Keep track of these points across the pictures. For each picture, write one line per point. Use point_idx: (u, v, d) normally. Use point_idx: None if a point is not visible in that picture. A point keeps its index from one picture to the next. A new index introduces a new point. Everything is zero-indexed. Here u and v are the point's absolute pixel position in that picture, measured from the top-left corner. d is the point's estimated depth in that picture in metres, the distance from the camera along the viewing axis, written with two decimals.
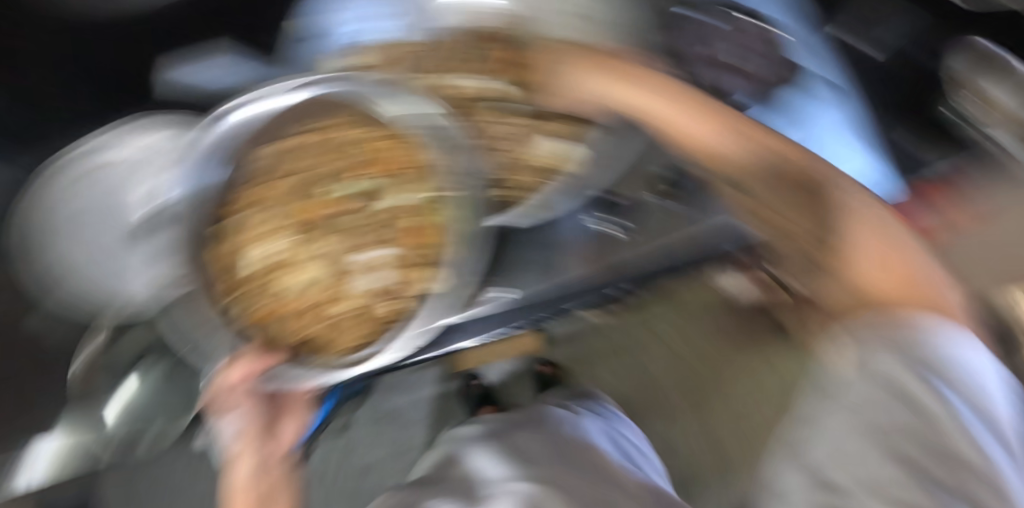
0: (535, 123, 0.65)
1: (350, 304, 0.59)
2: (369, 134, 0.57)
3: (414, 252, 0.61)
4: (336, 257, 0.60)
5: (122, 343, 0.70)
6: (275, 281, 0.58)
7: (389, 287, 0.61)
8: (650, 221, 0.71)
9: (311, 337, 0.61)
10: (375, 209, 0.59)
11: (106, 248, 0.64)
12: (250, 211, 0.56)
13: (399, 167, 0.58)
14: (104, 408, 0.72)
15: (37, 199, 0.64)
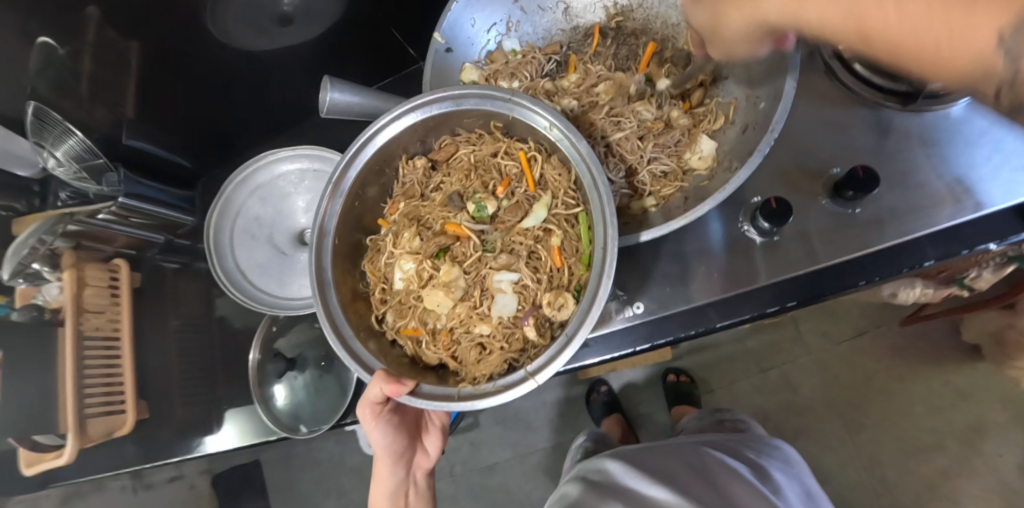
0: (674, 124, 0.57)
1: (486, 328, 0.53)
2: (508, 148, 0.56)
3: (555, 271, 0.54)
4: (475, 277, 0.55)
5: (287, 343, 0.86)
6: (422, 302, 0.55)
7: (526, 306, 0.53)
8: (822, 229, 0.55)
9: (447, 361, 0.53)
10: (518, 227, 0.56)
11: (272, 258, 0.79)
12: (399, 226, 0.57)
13: (535, 186, 0.55)
14: (272, 402, 0.83)
15: (217, 218, 0.78)
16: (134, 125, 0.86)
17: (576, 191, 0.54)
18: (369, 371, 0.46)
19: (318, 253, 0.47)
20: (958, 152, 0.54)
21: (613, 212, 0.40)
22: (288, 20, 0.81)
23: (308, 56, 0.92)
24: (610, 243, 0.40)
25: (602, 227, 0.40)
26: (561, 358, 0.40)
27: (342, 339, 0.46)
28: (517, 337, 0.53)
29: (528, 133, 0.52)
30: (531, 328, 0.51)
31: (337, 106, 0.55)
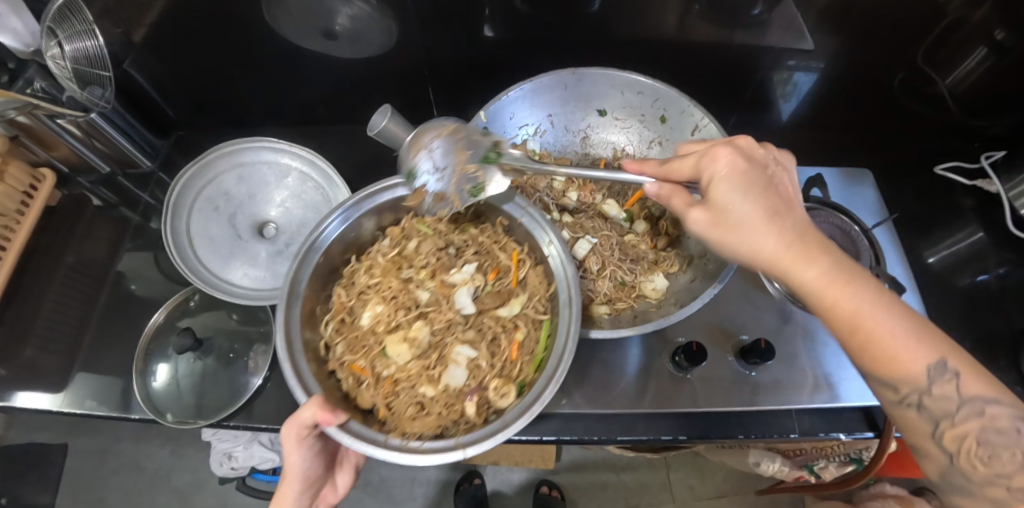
0: (641, 253, 0.68)
1: (431, 391, 0.56)
2: (499, 243, 0.63)
3: (507, 363, 0.57)
4: (435, 344, 0.59)
5: (201, 321, 0.81)
6: (380, 348, 0.58)
7: (473, 384, 0.56)
8: (722, 380, 0.65)
9: (378, 409, 0.55)
10: (494, 313, 0.61)
11: (226, 235, 0.77)
12: (370, 268, 0.62)
13: (516, 283, 0.61)
14: (154, 374, 0.76)
15: (197, 174, 0.77)
16: (139, 54, 0.85)
17: (548, 302, 0.59)
18: (305, 392, 0.49)
19: (300, 262, 0.54)
20: (832, 355, 0.68)
21: (577, 332, 0.50)
22: (334, 36, 0.83)
23: (334, 77, 0.93)
24: (566, 354, 0.49)
25: (567, 341, 0.50)
26: (497, 437, 0.46)
27: (290, 352, 0.50)
28: (456, 409, 0.55)
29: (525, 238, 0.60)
30: (471, 404, 0.54)
31: (385, 134, 0.59)
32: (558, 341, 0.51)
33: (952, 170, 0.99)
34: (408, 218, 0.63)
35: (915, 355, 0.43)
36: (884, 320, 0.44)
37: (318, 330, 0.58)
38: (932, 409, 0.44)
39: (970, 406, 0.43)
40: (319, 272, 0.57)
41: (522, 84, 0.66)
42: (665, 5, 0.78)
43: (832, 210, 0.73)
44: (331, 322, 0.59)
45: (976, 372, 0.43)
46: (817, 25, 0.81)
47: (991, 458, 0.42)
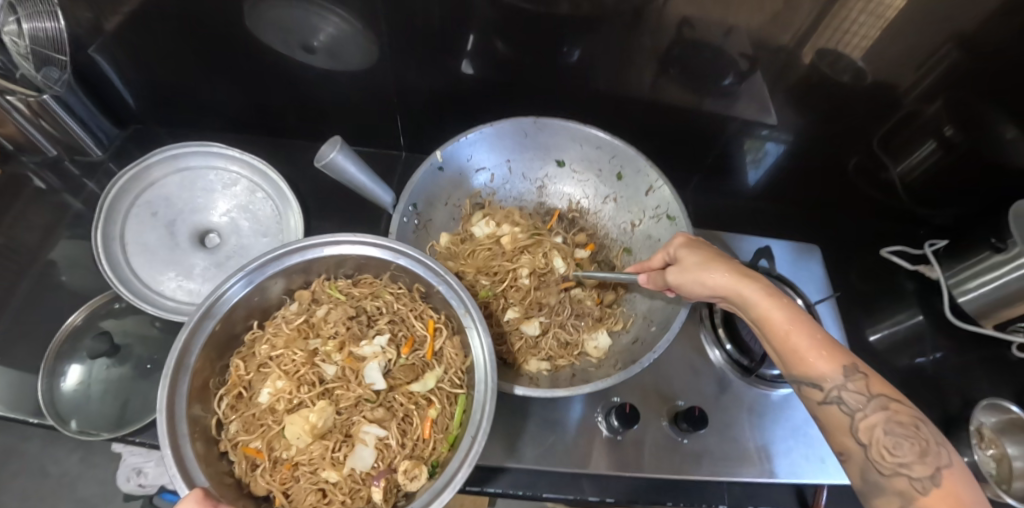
0: (580, 306, 0.68)
1: (334, 476, 0.54)
2: (417, 316, 0.62)
3: (417, 442, 0.56)
4: (337, 421, 0.56)
5: (124, 325, 0.76)
6: (277, 426, 0.55)
7: (381, 467, 0.54)
8: (654, 447, 0.64)
9: (275, 496, 0.53)
10: (407, 388, 0.59)
11: (161, 242, 0.73)
12: (273, 336, 0.59)
13: (431, 358, 0.60)
14: (63, 379, 0.70)
15: (135, 180, 0.74)
16: (106, 41, 0.82)
17: (466, 374, 0.58)
18: (186, 483, 0.43)
19: (192, 332, 0.48)
20: (772, 427, 0.68)
21: (491, 412, 0.46)
22: (312, 51, 0.83)
23: (310, 91, 0.92)
24: (478, 437, 0.45)
25: (479, 421, 0.46)
26: None
27: (173, 435, 0.45)
28: (361, 495, 0.54)
29: (442, 307, 0.60)
30: (377, 491, 0.52)
31: (332, 165, 0.63)
32: (471, 418, 0.47)
33: (895, 253, 1.04)
34: (317, 283, 0.61)
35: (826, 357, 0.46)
36: (810, 332, 0.47)
37: (212, 407, 0.54)
38: (848, 404, 0.45)
39: (877, 402, 0.44)
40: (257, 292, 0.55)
41: (481, 127, 0.66)
42: (639, 65, 0.81)
43: (777, 283, 0.75)
44: (225, 399, 0.55)
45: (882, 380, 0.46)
46: (782, 102, 0.85)
47: (896, 447, 0.42)
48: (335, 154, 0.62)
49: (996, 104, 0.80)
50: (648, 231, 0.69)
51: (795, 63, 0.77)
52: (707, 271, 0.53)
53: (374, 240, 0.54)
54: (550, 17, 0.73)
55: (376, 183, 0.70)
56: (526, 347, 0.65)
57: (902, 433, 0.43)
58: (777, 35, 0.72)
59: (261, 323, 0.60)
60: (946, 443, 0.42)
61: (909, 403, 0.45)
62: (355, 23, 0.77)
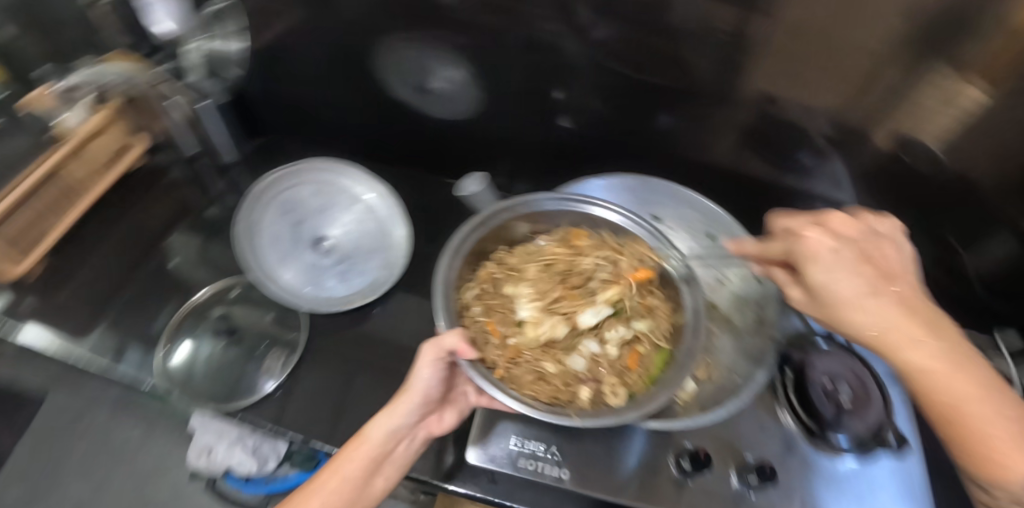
0: None
1: (554, 369, 0.62)
2: (643, 273, 0.68)
3: (626, 368, 0.63)
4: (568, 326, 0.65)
5: (232, 314, 0.86)
6: (520, 315, 0.66)
7: (590, 374, 0.63)
8: (719, 496, 0.66)
9: (499, 365, 0.61)
10: (631, 320, 0.65)
11: (288, 238, 0.83)
12: (527, 247, 0.71)
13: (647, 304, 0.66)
14: (179, 353, 0.81)
15: (279, 179, 0.85)
16: (256, 64, 0.96)
17: (668, 333, 0.63)
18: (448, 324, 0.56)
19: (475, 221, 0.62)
20: (835, 495, 0.68)
21: (692, 365, 0.54)
22: (424, 91, 0.94)
23: (417, 125, 1.03)
24: (677, 380, 0.54)
25: (687, 356, 0.55)
26: (605, 422, 0.50)
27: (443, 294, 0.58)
28: (571, 390, 0.61)
29: (658, 273, 0.65)
30: (586, 391, 0.60)
31: (471, 196, 0.71)
32: (679, 358, 0.56)
33: (972, 342, 0.99)
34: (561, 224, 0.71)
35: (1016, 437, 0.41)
36: (994, 405, 0.42)
37: (466, 285, 0.66)
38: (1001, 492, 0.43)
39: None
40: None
41: (588, 179, 0.76)
42: (723, 134, 0.87)
43: (848, 353, 0.76)
44: (477, 284, 0.67)
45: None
46: (856, 181, 0.89)
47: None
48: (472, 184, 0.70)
49: None
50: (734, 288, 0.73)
51: (871, 146, 0.82)
52: (829, 271, 0.48)
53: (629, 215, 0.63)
54: (648, 84, 0.82)
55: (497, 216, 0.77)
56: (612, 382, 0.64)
57: None
58: (856, 118, 0.78)
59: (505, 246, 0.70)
60: None
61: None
62: (468, 72, 0.88)
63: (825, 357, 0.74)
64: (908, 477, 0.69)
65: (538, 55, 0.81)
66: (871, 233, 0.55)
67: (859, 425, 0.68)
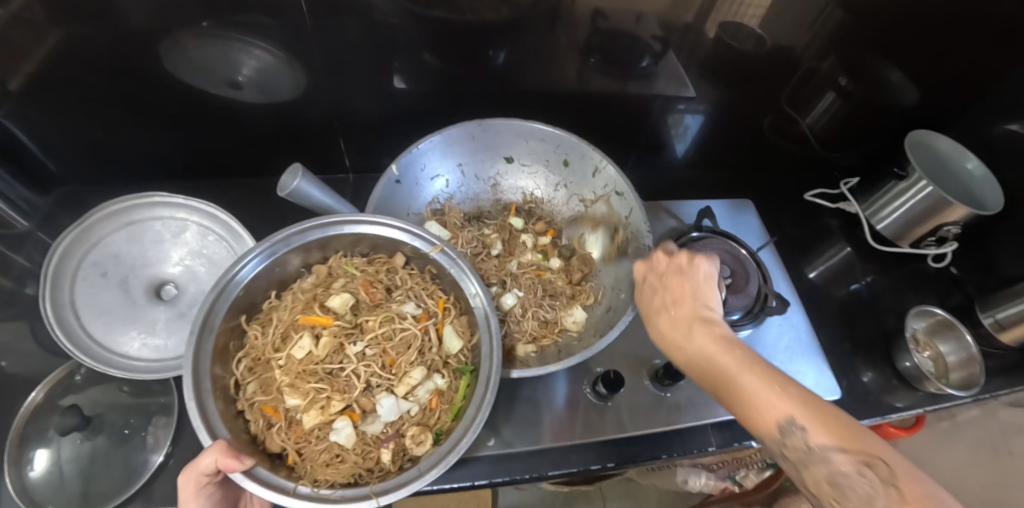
0: (553, 286, 0.71)
1: (349, 444, 0.56)
2: (436, 291, 0.67)
3: (432, 411, 0.60)
4: (355, 393, 0.59)
5: (86, 398, 0.72)
6: (291, 392, 0.58)
7: (390, 432, 0.58)
8: (642, 405, 0.69)
9: (288, 453, 0.56)
10: (436, 349, 0.63)
11: (117, 302, 0.71)
12: (291, 306, 0.63)
13: (453, 325, 0.65)
14: (28, 467, 0.66)
15: (77, 239, 0.70)
16: (15, 103, 0.76)
17: (469, 353, 0.63)
18: (210, 433, 0.49)
19: (217, 296, 0.53)
20: None
21: (497, 374, 0.53)
22: (239, 86, 0.82)
23: (248, 127, 0.91)
24: (483, 407, 0.51)
25: (490, 364, 0.54)
26: (407, 486, 0.48)
27: (199, 389, 0.50)
28: (371, 456, 0.56)
29: (451, 287, 0.65)
30: (387, 452, 0.56)
31: (297, 193, 0.63)
32: (477, 392, 0.53)
33: (818, 197, 1.14)
34: (335, 260, 0.66)
35: (768, 401, 0.46)
36: (747, 369, 0.48)
37: (230, 369, 0.58)
38: (791, 455, 0.44)
39: (820, 448, 0.43)
40: (234, 309, 0.57)
41: (430, 136, 0.68)
42: (564, 59, 0.86)
43: (723, 237, 0.82)
44: (243, 362, 0.59)
45: (827, 418, 0.44)
46: (697, 78, 0.93)
47: (842, 499, 0.42)
48: (297, 180, 0.62)
49: (879, 53, 0.91)
50: (599, 207, 0.75)
51: (704, 39, 0.85)
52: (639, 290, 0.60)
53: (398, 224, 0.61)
54: (476, 23, 0.77)
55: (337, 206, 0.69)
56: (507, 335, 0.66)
57: (857, 487, 0.41)
58: (683, 16, 0.80)
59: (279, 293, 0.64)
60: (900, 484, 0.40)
61: (864, 439, 0.43)
62: (283, 54, 0.78)
63: (705, 245, 0.80)
64: (793, 330, 0.79)
65: (351, 18, 0.74)
66: (677, 263, 0.59)
67: (742, 298, 0.75)
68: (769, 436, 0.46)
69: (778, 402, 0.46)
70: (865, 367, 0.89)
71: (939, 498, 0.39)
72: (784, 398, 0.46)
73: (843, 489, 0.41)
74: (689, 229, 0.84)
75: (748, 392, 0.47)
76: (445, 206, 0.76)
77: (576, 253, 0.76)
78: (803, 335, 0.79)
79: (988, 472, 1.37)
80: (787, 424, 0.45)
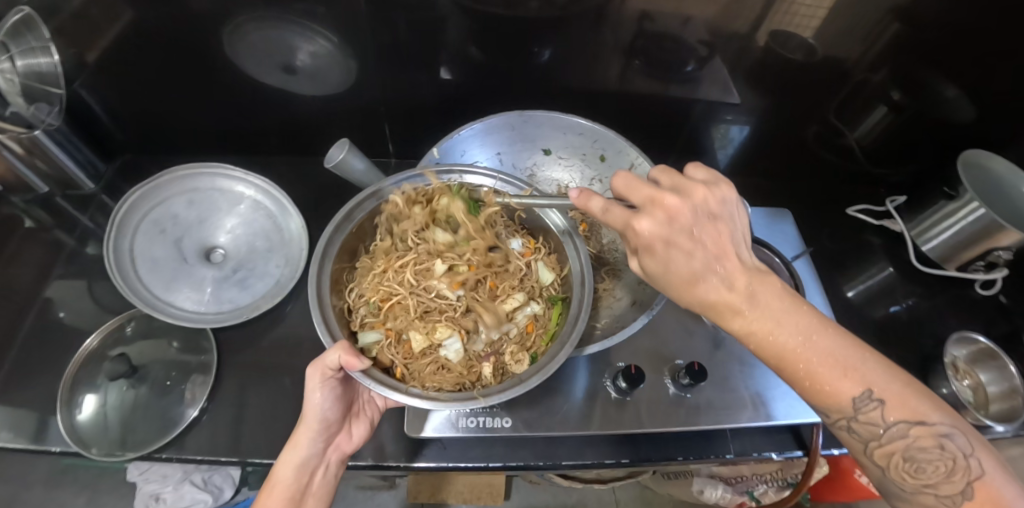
0: None
1: (454, 357, 0.62)
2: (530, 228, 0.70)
3: (528, 336, 0.64)
4: (460, 312, 0.64)
5: (136, 350, 0.78)
6: (398, 307, 0.64)
7: (490, 350, 0.64)
8: (661, 403, 0.69)
9: (396, 366, 0.62)
10: (533, 278, 0.67)
11: (172, 256, 0.76)
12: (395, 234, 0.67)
13: (551, 260, 0.68)
14: (81, 409, 0.71)
15: (146, 197, 0.77)
16: (92, 73, 0.83)
17: (561, 284, 0.66)
18: (331, 337, 0.54)
19: (335, 230, 0.59)
20: (766, 375, 0.72)
21: (589, 303, 0.57)
22: (293, 71, 0.86)
23: (300, 111, 0.96)
24: (579, 325, 0.56)
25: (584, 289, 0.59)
26: (511, 391, 0.52)
27: (320, 302, 0.55)
28: (474, 371, 0.63)
29: (541, 227, 0.68)
30: (488, 366, 0.62)
31: (342, 166, 0.66)
32: (571, 313, 0.57)
33: (861, 212, 1.11)
34: None
35: (851, 378, 0.46)
36: (815, 359, 0.46)
37: (342, 294, 0.64)
38: (863, 433, 0.47)
39: (898, 429, 0.45)
40: (347, 247, 0.62)
41: (473, 123, 0.71)
42: (608, 60, 0.87)
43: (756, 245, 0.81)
44: (352, 288, 0.65)
45: (903, 398, 0.45)
46: (742, 84, 0.92)
47: (918, 470, 0.46)
48: (344, 152, 0.66)
49: (935, 69, 0.88)
50: None
51: (750, 47, 0.84)
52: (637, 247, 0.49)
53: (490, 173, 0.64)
54: (525, 20, 0.78)
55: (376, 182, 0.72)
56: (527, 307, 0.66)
57: (930, 457, 0.45)
58: (731, 22, 0.79)
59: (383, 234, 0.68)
60: (975, 455, 0.43)
61: (938, 418, 0.45)
62: (337, 42, 0.81)
63: None
64: None
65: (403, 10, 0.77)
66: (701, 212, 0.49)
67: None
68: (839, 412, 0.47)
69: (836, 378, 0.46)
70: None
71: (997, 465, 0.44)
72: (853, 379, 0.46)
73: (919, 463, 0.45)
74: None
75: (822, 378, 0.46)
76: None
77: (607, 249, 0.75)
78: None
79: None
80: (860, 397, 0.46)
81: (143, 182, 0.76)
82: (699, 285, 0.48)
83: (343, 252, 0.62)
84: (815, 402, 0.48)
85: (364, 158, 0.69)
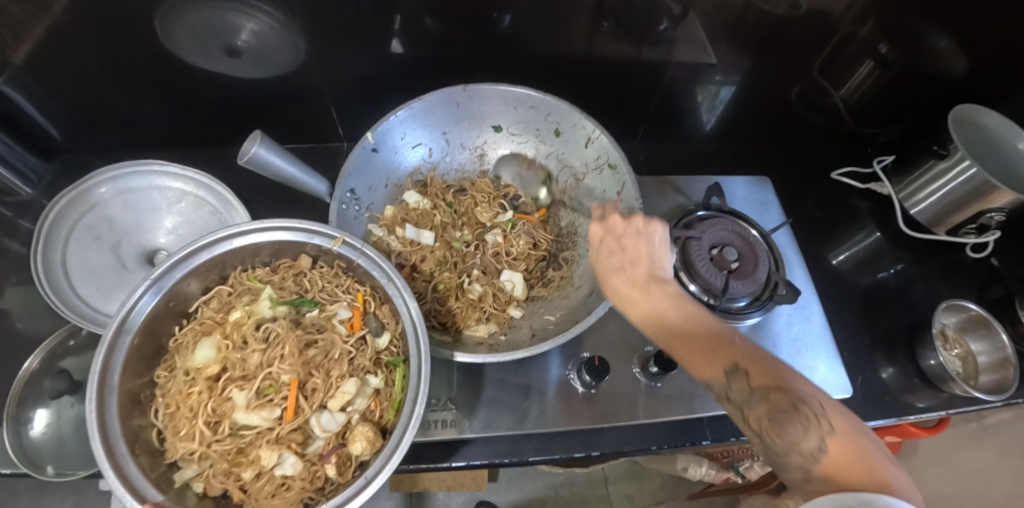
0: (521, 266, 0.68)
1: (292, 469, 0.49)
2: (352, 282, 0.59)
3: (374, 413, 0.53)
4: (280, 411, 0.51)
5: (85, 361, 0.74)
6: (210, 418, 0.51)
7: (332, 444, 0.51)
8: (629, 392, 0.67)
9: (232, 492, 0.49)
10: (363, 350, 0.56)
11: (109, 264, 0.72)
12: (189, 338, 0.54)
13: (385, 316, 0.57)
14: (30, 426, 0.68)
15: (77, 201, 0.72)
16: (15, 72, 0.76)
17: (398, 342, 0.55)
18: (136, 497, 0.41)
19: (108, 352, 0.43)
20: None
21: (427, 371, 0.45)
22: (237, 54, 0.79)
23: (249, 95, 0.89)
24: (421, 394, 0.44)
25: (417, 361, 0.46)
26: (353, 502, 0.40)
27: (112, 454, 0.41)
28: (320, 475, 0.50)
29: (366, 278, 0.56)
30: (330, 467, 0.49)
31: (256, 161, 0.61)
32: (411, 385, 0.45)
33: (846, 176, 1.06)
34: (234, 276, 0.56)
35: (718, 348, 0.47)
36: (697, 334, 0.48)
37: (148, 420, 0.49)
38: (732, 396, 0.45)
39: (758, 387, 0.44)
40: (142, 356, 0.49)
41: (410, 102, 0.64)
42: (574, 24, 0.80)
43: (732, 219, 0.76)
44: (160, 409, 0.50)
45: (765, 363, 0.45)
46: (721, 45, 0.85)
47: (780, 427, 0.42)
48: (254, 146, 0.60)
49: (929, 18, 0.82)
50: (586, 172, 0.70)
51: (731, 4, 0.77)
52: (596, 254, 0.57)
53: (279, 224, 0.51)
54: None
55: (297, 174, 0.67)
56: (470, 310, 0.63)
57: (787, 415, 0.42)
58: None
59: (183, 327, 0.54)
60: (824, 409, 0.42)
61: (791, 381, 0.44)
62: (282, 19, 0.75)
63: (705, 226, 0.73)
64: (803, 320, 0.74)
65: None
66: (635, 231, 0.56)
67: (746, 286, 0.69)
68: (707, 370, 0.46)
69: (706, 343, 0.48)
70: (887, 361, 0.83)
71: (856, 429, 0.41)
72: (725, 343, 0.47)
73: (779, 420, 0.42)
74: (695, 208, 0.78)
75: (700, 352, 0.48)
76: (428, 177, 0.72)
77: (563, 231, 0.72)
78: (814, 326, 0.73)
79: (1013, 479, 1.29)
80: (727, 363, 0.46)
81: (69, 187, 0.70)
82: (630, 282, 0.53)
83: (136, 362, 0.48)
84: (694, 369, 0.48)
85: (279, 148, 0.64)
